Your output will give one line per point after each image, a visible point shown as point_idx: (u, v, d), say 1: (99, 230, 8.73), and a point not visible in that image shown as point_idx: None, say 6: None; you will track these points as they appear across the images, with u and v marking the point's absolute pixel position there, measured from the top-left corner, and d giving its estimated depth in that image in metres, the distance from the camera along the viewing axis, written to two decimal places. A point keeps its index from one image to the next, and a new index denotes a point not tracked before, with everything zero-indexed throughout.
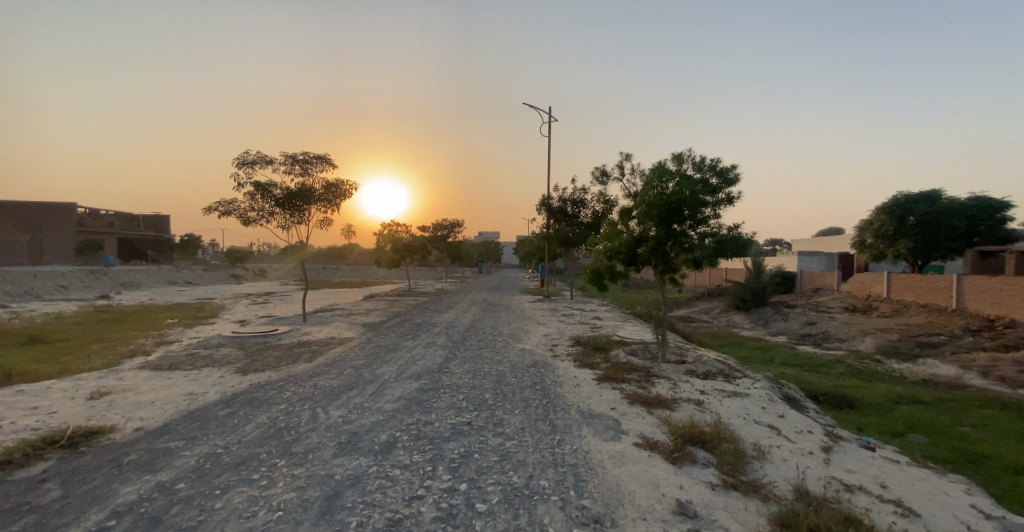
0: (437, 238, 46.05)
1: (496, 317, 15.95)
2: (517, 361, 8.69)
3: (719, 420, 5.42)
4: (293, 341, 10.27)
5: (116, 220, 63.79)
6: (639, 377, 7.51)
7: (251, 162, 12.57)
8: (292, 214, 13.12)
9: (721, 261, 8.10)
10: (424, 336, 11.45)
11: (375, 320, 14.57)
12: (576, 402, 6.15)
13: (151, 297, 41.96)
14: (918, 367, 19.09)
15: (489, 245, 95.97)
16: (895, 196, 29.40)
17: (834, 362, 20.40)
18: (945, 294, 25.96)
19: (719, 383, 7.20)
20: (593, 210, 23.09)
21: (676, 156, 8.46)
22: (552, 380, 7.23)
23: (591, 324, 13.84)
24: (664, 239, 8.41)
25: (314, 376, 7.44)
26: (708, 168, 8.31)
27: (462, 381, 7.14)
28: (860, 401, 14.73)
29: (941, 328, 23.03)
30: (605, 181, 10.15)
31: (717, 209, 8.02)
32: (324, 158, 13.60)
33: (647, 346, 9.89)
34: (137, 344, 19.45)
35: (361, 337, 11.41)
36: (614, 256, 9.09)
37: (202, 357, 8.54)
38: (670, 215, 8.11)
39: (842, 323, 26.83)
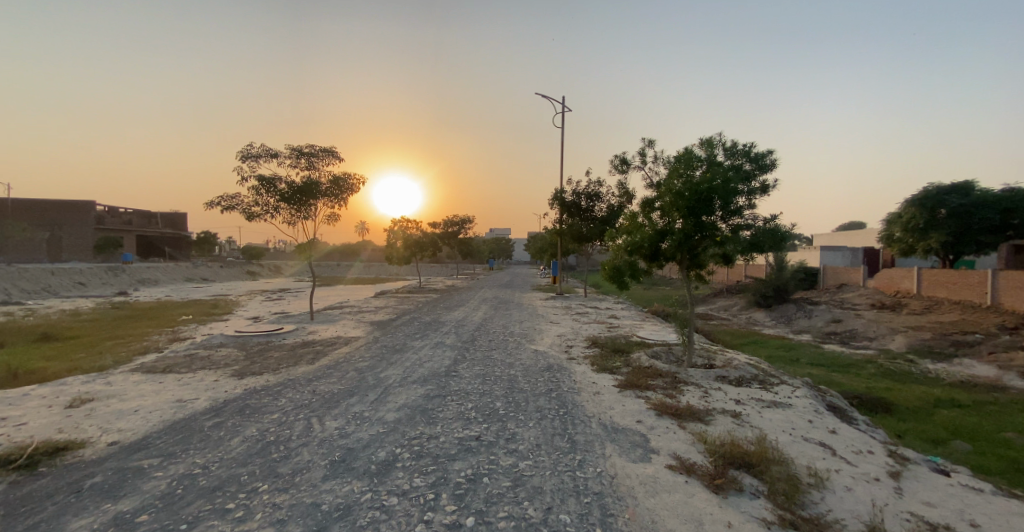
0: (449, 234, 45.63)
1: (508, 315, 15.37)
2: (530, 365, 8.10)
3: (763, 437, 4.74)
4: (296, 341, 9.84)
5: (135, 218, 65.02)
6: (665, 384, 6.87)
7: (256, 155, 12.16)
8: (298, 208, 12.67)
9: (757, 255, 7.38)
10: (433, 336, 10.93)
11: (383, 318, 14.11)
12: (598, 413, 5.54)
13: (168, 293, 42.58)
14: (955, 367, 17.92)
15: (502, 241, 95.47)
16: (925, 188, 27.82)
17: (864, 362, 19.32)
18: (979, 290, 24.51)
19: (756, 391, 6.51)
20: (609, 204, 22.31)
21: (705, 141, 7.79)
22: (569, 386, 6.61)
23: (608, 323, 13.15)
24: (692, 232, 7.72)
25: (314, 380, 6.93)
26: (741, 153, 7.62)
27: (471, 387, 6.57)
28: (897, 404, 13.74)
29: (977, 325, 21.73)
30: (625, 170, 9.45)
31: (751, 199, 7.31)
32: (330, 151, 13.09)
33: (670, 348, 9.18)
34: (150, 341, 19.45)
35: (368, 336, 10.94)
36: (635, 251, 8.40)
37: (199, 359, 8.16)
38: (700, 204, 7.41)
39: (870, 321, 25.57)
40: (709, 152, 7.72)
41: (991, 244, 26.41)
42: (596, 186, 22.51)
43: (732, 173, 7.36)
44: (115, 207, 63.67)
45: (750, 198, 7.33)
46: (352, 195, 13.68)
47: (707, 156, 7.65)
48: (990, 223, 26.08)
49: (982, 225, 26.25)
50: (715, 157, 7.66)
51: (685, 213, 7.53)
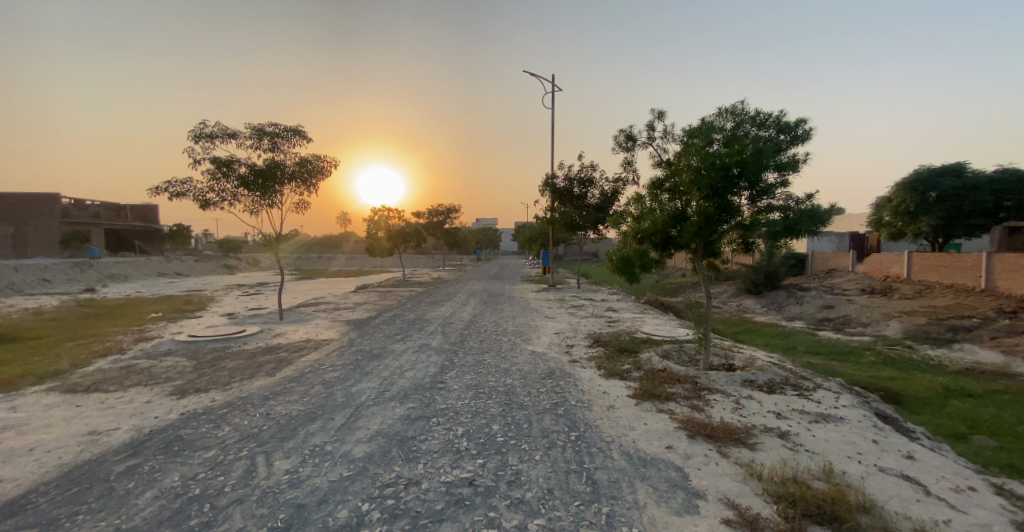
0: (434, 224, 44.10)
1: (498, 310, 14.29)
2: (528, 371, 7.05)
3: (830, 470, 3.76)
4: (259, 346, 8.54)
5: (103, 210, 61.63)
6: (687, 393, 5.88)
7: (210, 135, 10.66)
8: (261, 194, 11.29)
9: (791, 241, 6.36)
10: (417, 337, 9.79)
11: (362, 316, 12.86)
12: (617, 438, 4.50)
13: (139, 289, 40.18)
14: (956, 353, 17.58)
15: (489, 231, 94.11)
16: (915, 171, 27.43)
17: (863, 350, 18.86)
18: (972, 273, 24.44)
19: (794, 400, 5.57)
20: (602, 191, 21.33)
21: (728, 108, 6.65)
22: (577, 399, 5.59)
23: (607, 318, 12.16)
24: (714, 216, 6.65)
25: (270, 399, 5.69)
26: (770, 121, 6.49)
27: (462, 403, 5.47)
28: (906, 394, 13.16)
29: (971, 309, 21.53)
30: (631, 148, 8.33)
31: (784, 174, 6.24)
32: (297, 131, 11.67)
33: (682, 347, 8.21)
34: (113, 342, 17.89)
35: (344, 338, 9.70)
36: (647, 239, 7.36)
37: (138, 372, 6.85)
38: (727, 183, 6.30)
39: (864, 307, 25.25)
40: (733, 120, 6.58)
41: (980, 226, 26.23)
42: (588, 171, 21.43)
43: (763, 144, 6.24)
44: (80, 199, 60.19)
45: (783, 172, 6.24)
46: (323, 180, 12.33)
47: (732, 125, 6.50)
48: (981, 205, 25.99)
49: (973, 208, 26.14)
50: (741, 126, 6.52)
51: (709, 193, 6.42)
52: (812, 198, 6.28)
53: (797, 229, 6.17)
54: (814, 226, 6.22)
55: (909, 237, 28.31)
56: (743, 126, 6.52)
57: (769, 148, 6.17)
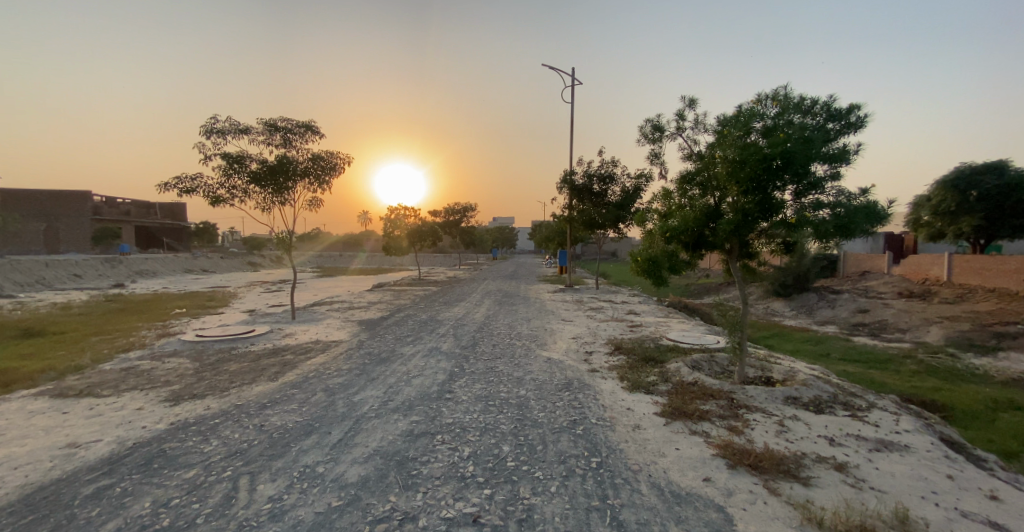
0: (451, 222, 43.93)
1: (513, 311, 13.81)
2: (544, 380, 6.53)
3: (908, 516, 3.08)
4: (265, 348, 8.25)
5: (133, 208, 63.77)
6: (723, 412, 5.24)
7: (220, 131, 10.46)
8: (272, 191, 11.10)
9: (844, 240, 5.63)
10: (426, 339, 9.38)
11: (374, 316, 12.56)
12: (644, 466, 3.92)
13: (164, 285, 41.26)
14: (1008, 362, 16.19)
15: (506, 229, 93.70)
16: (955, 168, 25.45)
17: (903, 357, 17.64)
18: (1016, 277, 22.65)
19: (847, 422, 4.86)
20: (623, 188, 20.59)
21: (770, 94, 5.97)
22: (598, 417, 5.03)
23: (629, 322, 11.52)
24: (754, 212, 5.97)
25: (267, 408, 5.32)
26: (818, 107, 5.77)
27: (472, 418, 4.97)
28: (955, 406, 12.04)
29: (1022, 315, 19.89)
30: (658, 140, 7.70)
31: (836, 166, 5.53)
32: (309, 127, 11.39)
33: (713, 357, 7.54)
34: (135, 337, 18.13)
35: (352, 340, 9.35)
36: (676, 238, 6.75)
37: (138, 374, 6.61)
38: (771, 174, 5.60)
39: (902, 311, 23.76)
40: (777, 107, 5.89)
41: None
42: (609, 167, 20.71)
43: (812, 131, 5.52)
44: (112, 198, 62.41)
45: (835, 163, 5.49)
46: (335, 177, 12.06)
47: (775, 112, 5.82)
48: None
49: (1016, 209, 23.99)
50: (786, 111, 5.81)
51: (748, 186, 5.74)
52: (867, 193, 5.54)
53: (851, 228, 5.43)
54: (869, 224, 5.47)
55: (949, 238, 26.58)
56: (789, 112, 5.81)
57: (820, 136, 5.45)
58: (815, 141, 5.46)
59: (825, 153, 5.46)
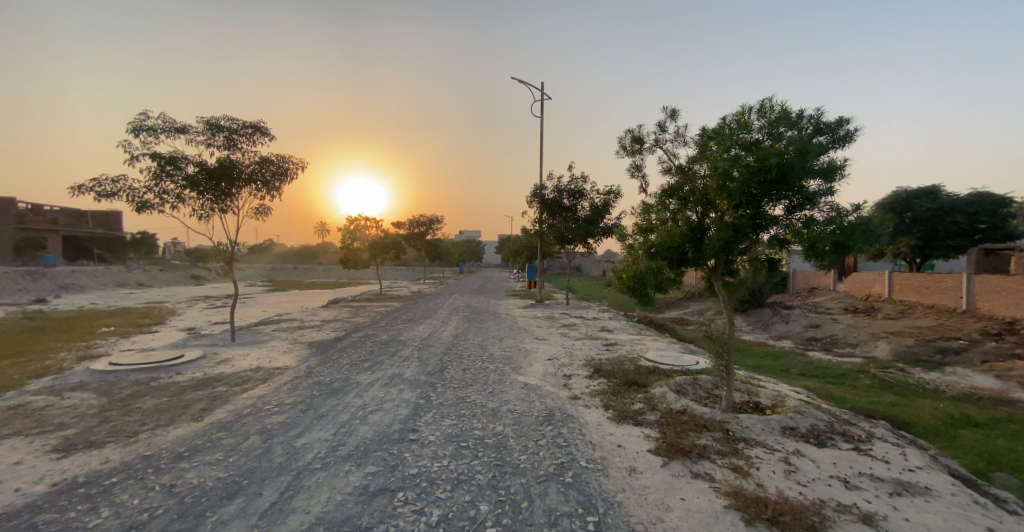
0: (415, 235, 42.67)
1: (482, 330, 13.04)
2: (522, 413, 5.81)
3: None
4: (194, 378, 6.97)
5: (61, 216, 57.78)
6: (721, 447, 4.73)
7: (150, 128, 9.18)
8: (212, 197, 9.90)
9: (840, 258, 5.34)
10: (388, 364, 8.41)
11: (328, 336, 11.37)
12: (651, 526, 3.28)
13: (93, 301, 37.12)
14: (951, 376, 17.08)
15: (471, 243, 92.98)
16: (894, 192, 27.54)
17: (856, 372, 18.30)
18: (953, 294, 24.46)
19: (854, 458, 4.50)
20: (592, 203, 20.52)
21: (758, 105, 5.71)
22: (588, 459, 4.38)
23: (603, 341, 11.04)
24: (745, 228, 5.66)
25: (183, 460, 4.11)
26: (807, 120, 5.54)
27: (441, 468, 4.15)
28: (912, 421, 12.36)
29: (956, 330, 21.34)
30: (638, 152, 7.33)
31: (830, 181, 5.28)
32: (257, 127, 10.29)
33: (697, 380, 7.13)
34: (45, 361, 15.70)
35: (301, 366, 8.21)
36: (662, 255, 6.35)
37: (18, 415, 5.24)
38: (766, 188, 5.26)
39: (850, 326, 24.98)
40: (766, 119, 5.62)
41: (955, 248, 26.40)
42: (579, 183, 20.62)
43: (805, 144, 5.25)
44: (36, 204, 56.34)
45: (830, 178, 5.22)
46: (287, 183, 10.99)
47: (764, 124, 5.55)
48: (955, 229, 26.04)
49: (946, 231, 26.21)
50: (776, 124, 5.54)
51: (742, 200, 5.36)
52: (860, 209, 5.32)
53: (850, 245, 5.15)
54: (866, 242, 5.21)
55: (889, 257, 28.49)
56: (779, 125, 5.54)
57: (814, 149, 5.18)
58: (809, 154, 5.18)
59: (820, 166, 5.18)
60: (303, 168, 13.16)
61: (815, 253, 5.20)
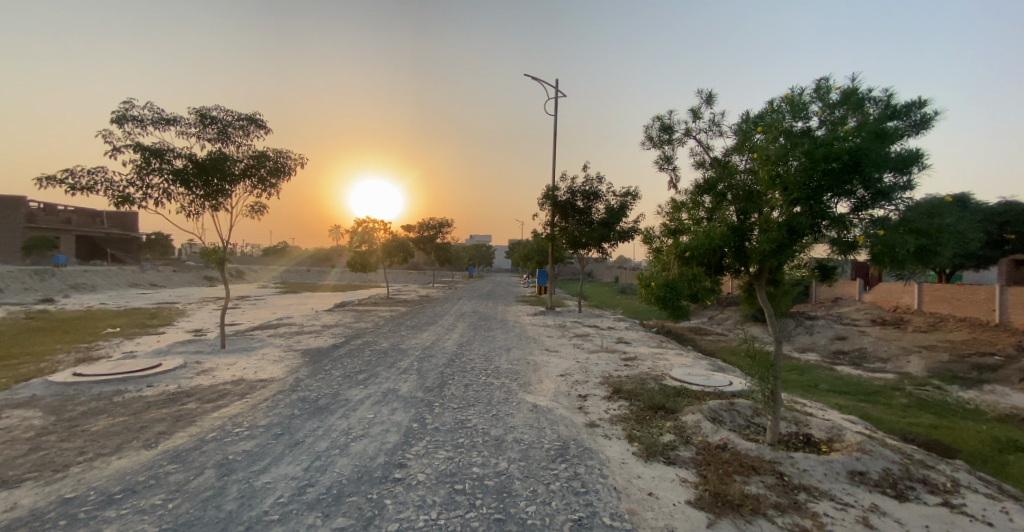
0: (425, 238, 42.24)
1: (487, 338, 12.22)
2: (530, 444, 4.91)
3: None
4: (164, 393, 6.26)
5: (77, 217, 58.80)
6: (779, 499, 3.75)
7: (136, 117, 8.60)
8: (203, 193, 9.23)
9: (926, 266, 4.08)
10: (381, 377, 7.62)
11: (324, 343, 10.64)
12: None
13: (102, 301, 37.25)
14: (988, 395, 15.48)
15: (481, 248, 92.63)
16: None
17: (891, 389, 16.89)
18: (986, 307, 22.78)
19: (954, 520, 3.49)
20: (608, 205, 19.59)
21: (818, 85, 4.76)
22: (612, 516, 3.44)
23: (621, 354, 10.11)
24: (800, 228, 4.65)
25: (107, 507, 3.32)
26: (883, 99, 4.51)
27: (428, 524, 3.27)
28: (953, 443, 10.93)
29: (991, 345, 19.73)
30: (666, 142, 6.45)
31: (911, 170, 4.13)
32: (253, 120, 9.66)
33: (733, 405, 6.24)
34: (41, 363, 15.32)
35: (287, 378, 7.45)
36: (697, 260, 5.43)
37: None
38: (834, 180, 4.25)
39: (879, 338, 23.51)
40: (830, 98, 4.65)
41: (992, 256, 24.77)
42: (593, 184, 19.80)
43: (885, 126, 4.21)
44: (54, 206, 57.46)
45: (910, 167, 4.12)
46: (284, 179, 10.29)
47: (828, 104, 4.58)
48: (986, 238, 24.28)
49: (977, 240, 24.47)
50: (843, 103, 4.56)
51: (802, 196, 4.38)
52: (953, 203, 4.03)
53: (939, 251, 3.91)
54: (963, 247, 3.89)
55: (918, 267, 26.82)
56: (847, 104, 4.55)
57: (896, 131, 4.14)
58: (890, 138, 4.15)
59: (901, 153, 4.10)
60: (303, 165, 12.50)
61: (893, 263, 4.08)
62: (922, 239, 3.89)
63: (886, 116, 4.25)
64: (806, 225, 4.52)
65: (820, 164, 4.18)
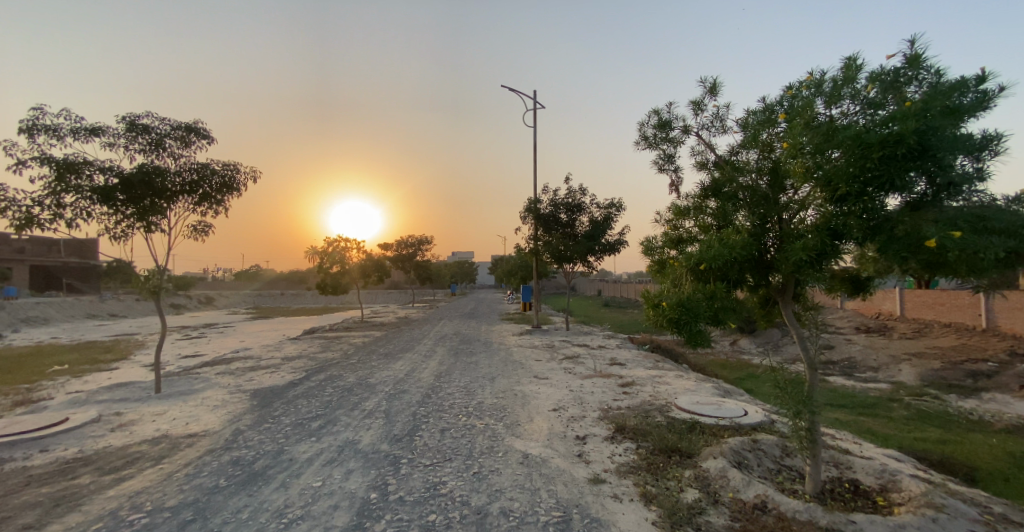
0: (404, 257, 40.87)
1: (469, 365, 11.03)
2: (522, 518, 3.79)
3: None
4: (55, 462, 4.91)
5: (31, 244, 55.09)
6: None
7: (49, 127, 7.34)
8: (132, 213, 7.97)
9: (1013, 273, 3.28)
10: (341, 424, 6.39)
11: (281, 380, 9.29)
12: None
13: (53, 334, 34.36)
14: (988, 404, 14.96)
15: (464, 266, 91.28)
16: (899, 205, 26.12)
17: (888, 400, 16.13)
18: (971, 312, 22.84)
19: None
20: (592, 217, 18.94)
21: (852, 61, 4.04)
22: None
23: (617, 380, 9.10)
24: (848, 230, 3.75)
25: None
26: (927, 76, 3.83)
27: None
28: (974, 461, 10.17)
29: (980, 351, 19.52)
30: (666, 138, 5.65)
31: (982, 156, 3.37)
32: (194, 129, 8.49)
33: (756, 443, 5.33)
34: None
35: (224, 431, 6.14)
36: (715, 273, 4.49)
37: None
38: (891, 169, 3.42)
39: (867, 347, 23.20)
40: (865, 77, 3.93)
41: None
42: (576, 196, 19.14)
43: (946, 102, 3.46)
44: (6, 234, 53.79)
45: (980, 152, 3.36)
46: (233, 195, 9.14)
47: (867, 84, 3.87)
48: None
49: None
50: (884, 81, 3.85)
51: (851, 190, 3.58)
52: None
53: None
54: None
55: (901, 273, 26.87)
56: (888, 83, 3.86)
57: (965, 108, 3.37)
58: (955, 117, 3.39)
59: (969, 134, 3.34)
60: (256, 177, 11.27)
61: (972, 270, 3.28)
62: (1005, 238, 3.12)
63: (944, 90, 3.52)
64: (854, 227, 3.71)
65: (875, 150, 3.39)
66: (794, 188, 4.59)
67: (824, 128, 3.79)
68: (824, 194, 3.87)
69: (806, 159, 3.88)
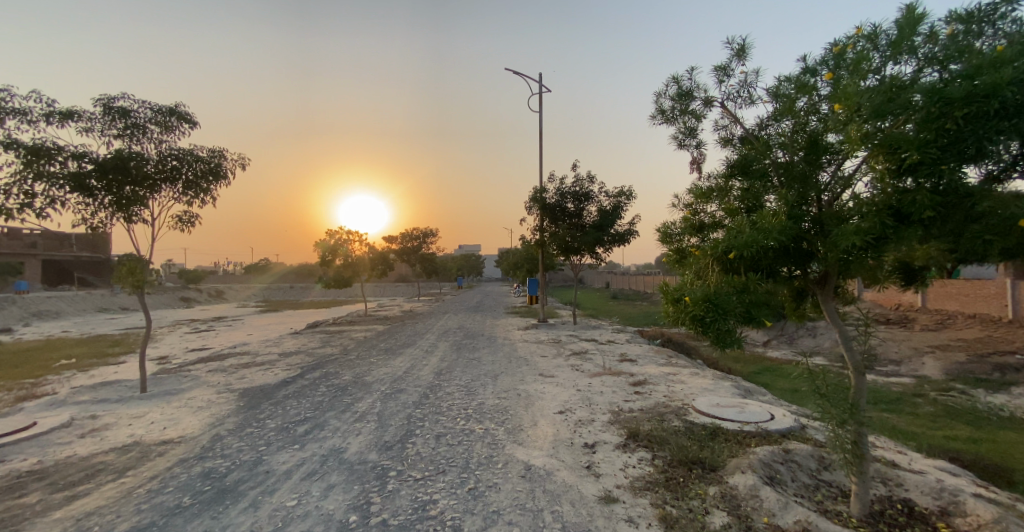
0: (409, 250, 40.48)
1: (471, 362, 10.53)
2: None
3: None
4: (6, 477, 4.59)
5: (44, 240, 55.83)
6: None
7: (18, 111, 6.92)
8: (110, 203, 7.55)
9: None
10: (328, 428, 5.92)
11: (273, 378, 8.87)
12: None
13: (66, 328, 34.76)
14: (1018, 399, 14.03)
15: (470, 258, 90.90)
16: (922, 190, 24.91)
17: (912, 396, 15.14)
18: (997, 302, 21.72)
19: None
20: (600, 207, 18.23)
21: (915, 6, 3.20)
22: None
23: (628, 378, 8.52)
24: (919, 210, 2.83)
25: None
26: (1010, 22, 3.02)
27: None
28: (1013, 461, 9.40)
29: (1008, 343, 18.49)
30: (684, 114, 4.98)
31: None
32: (176, 113, 7.98)
33: (788, 454, 4.71)
34: None
35: (201, 437, 5.71)
36: (745, 264, 3.78)
37: None
38: (977, 132, 2.56)
39: (888, 339, 22.23)
40: (932, 26, 3.13)
41: None
42: (584, 184, 18.42)
43: None
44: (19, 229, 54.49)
45: None
46: (221, 184, 8.66)
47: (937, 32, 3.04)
48: None
49: None
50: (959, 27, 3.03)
51: (924, 160, 2.68)
52: None
53: None
54: None
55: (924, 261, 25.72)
56: (962, 30, 3.04)
57: None
58: None
59: None
60: (244, 164, 10.82)
61: None
62: None
63: None
64: (925, 209, 2.75)
65: (962, 106, 2.56)
66: (835, 152, 3.97)
67: (888, 83, 2.95)
68: (886, 162, 2.89)
69: (863, 126, 2.93)
